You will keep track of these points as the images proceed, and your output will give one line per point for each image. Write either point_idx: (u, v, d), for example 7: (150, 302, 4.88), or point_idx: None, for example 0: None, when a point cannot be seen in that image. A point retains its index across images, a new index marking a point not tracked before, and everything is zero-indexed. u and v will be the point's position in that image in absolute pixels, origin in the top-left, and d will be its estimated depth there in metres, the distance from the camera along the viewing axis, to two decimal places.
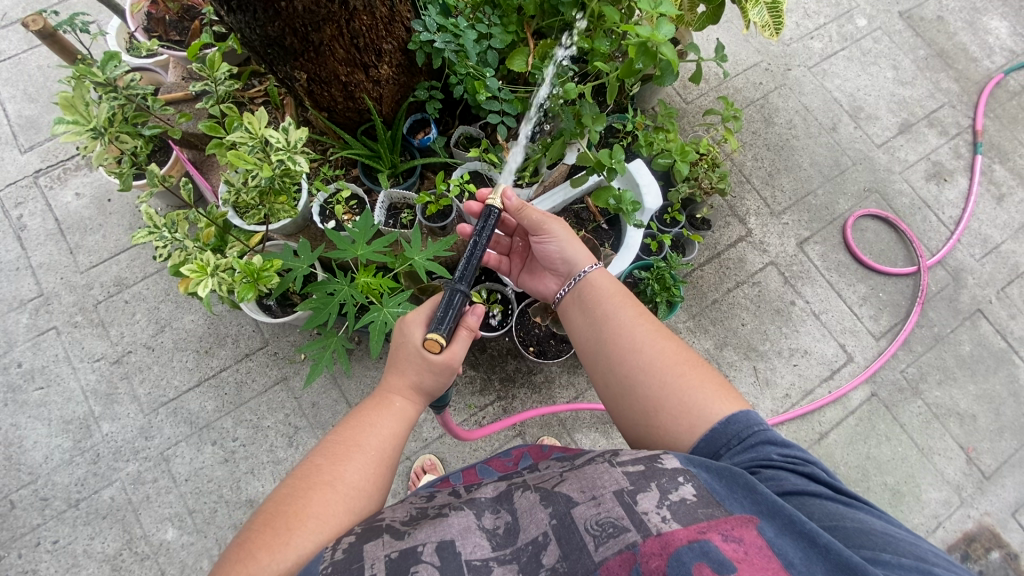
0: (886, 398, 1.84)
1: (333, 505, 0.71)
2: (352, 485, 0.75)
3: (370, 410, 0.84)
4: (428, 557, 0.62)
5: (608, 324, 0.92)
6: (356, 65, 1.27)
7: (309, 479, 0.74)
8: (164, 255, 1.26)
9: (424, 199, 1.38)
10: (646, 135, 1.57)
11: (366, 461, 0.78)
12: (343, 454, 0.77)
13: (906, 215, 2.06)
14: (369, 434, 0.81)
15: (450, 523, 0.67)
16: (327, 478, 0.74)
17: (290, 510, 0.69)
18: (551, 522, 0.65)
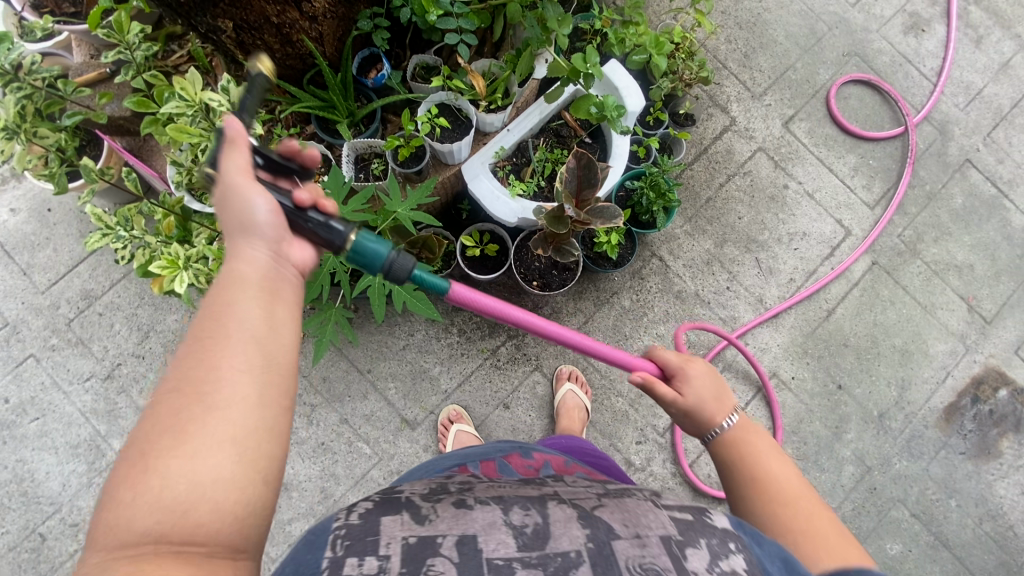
0: (887, 264, 1.85)
1: (193, 448, 0.49)
2: (220, 412, 0.51)
3: (231, 291, 0.58)
4: (448, 550, 0.60)
5: (753, 472, 0.81)
6: (287, 2, 1.08)
7: (161, 402, 0.51)
8: (125, 257, 1.14)
9: (394, 142, 1.27)
10: (616, 32, 1.46)
11: (239, 376, 0.54)
12: (202, 363, 0.53)
13: (888, 75, 1.99)
14: (234, 330, 0.56)
15: (473, 519, 0.64)
16: (181, 403, 0.51)
17: (135, 453, 0.49)
18: (587, 544, 0.62)
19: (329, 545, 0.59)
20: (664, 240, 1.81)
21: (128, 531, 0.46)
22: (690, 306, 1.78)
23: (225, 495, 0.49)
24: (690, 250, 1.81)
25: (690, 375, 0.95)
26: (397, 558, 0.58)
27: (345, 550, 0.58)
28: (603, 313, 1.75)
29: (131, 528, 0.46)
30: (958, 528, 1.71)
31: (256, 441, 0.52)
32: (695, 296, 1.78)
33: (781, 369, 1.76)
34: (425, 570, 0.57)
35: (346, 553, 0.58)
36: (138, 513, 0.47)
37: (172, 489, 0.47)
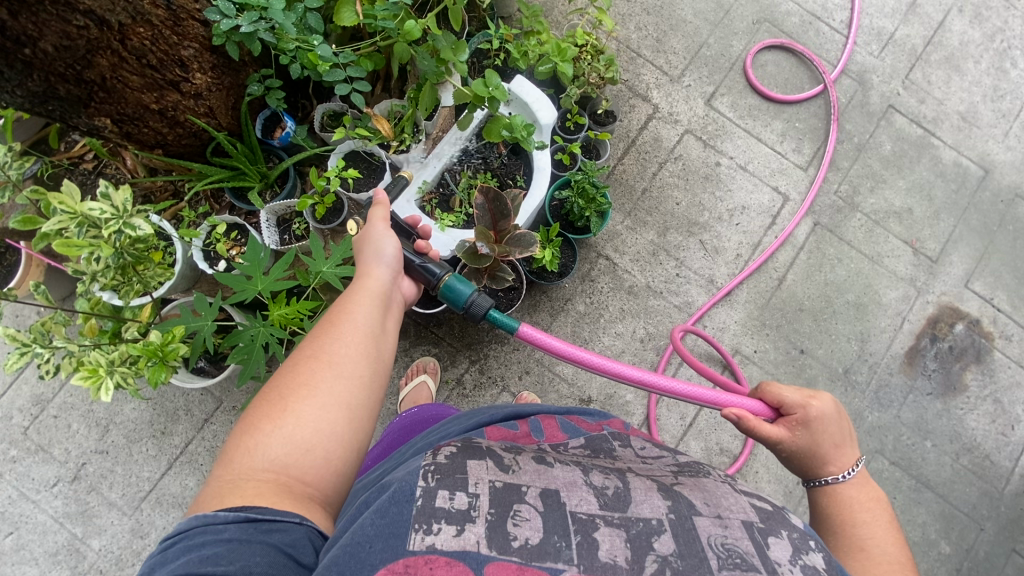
0: (828, 223, 1.88)
1: (315, 415, 0.74)
2: (336, 398, 0.76)
3: (349, 313, 0.87)
4: (532, 499, 0.72)
5: (841, 504, 0.87)
6: (162, 86, 1.07)
7: (296, 372, 0.78)
8: (49, 369, 1.10)
9: (307, 202, 1.25)
10: (518, 47, 1.45)
11: (354, 376, 0.80)
12: (326, 359, 0.80)
13: (800, 35, 2.00)
14: (347, 339, 0.83)
15: (555, 477, 0.77)
16: (313, 378, 0.77)
17: (276, 401, 0.75)
18: (668, 515, 0.71)
19: (423, 477, 0.72)
20: (608, 238, 1.81)
21: (259, 458, 0.70)
22: (645, 298, 1.79)
23: (327, 461, 0.73)
24: (635, 243, 1.81)
25: (812, 416, 0.93)
26: (486, 498, 0.70)
27: (437, 484, 0.70)
28: (560, 321, 1.76)
29: (266, 455, 0.70)
30: (937, 467, 1.74)
31: (356, 407, 0.78)
32: (647, 289, 1.79)
33: (743, 345, 1.78)
34: (514, 513, 0.69)
35: (437, 484, 0.71)
36: (273, 446, 0.71)
37: (300, 438, 0.72)
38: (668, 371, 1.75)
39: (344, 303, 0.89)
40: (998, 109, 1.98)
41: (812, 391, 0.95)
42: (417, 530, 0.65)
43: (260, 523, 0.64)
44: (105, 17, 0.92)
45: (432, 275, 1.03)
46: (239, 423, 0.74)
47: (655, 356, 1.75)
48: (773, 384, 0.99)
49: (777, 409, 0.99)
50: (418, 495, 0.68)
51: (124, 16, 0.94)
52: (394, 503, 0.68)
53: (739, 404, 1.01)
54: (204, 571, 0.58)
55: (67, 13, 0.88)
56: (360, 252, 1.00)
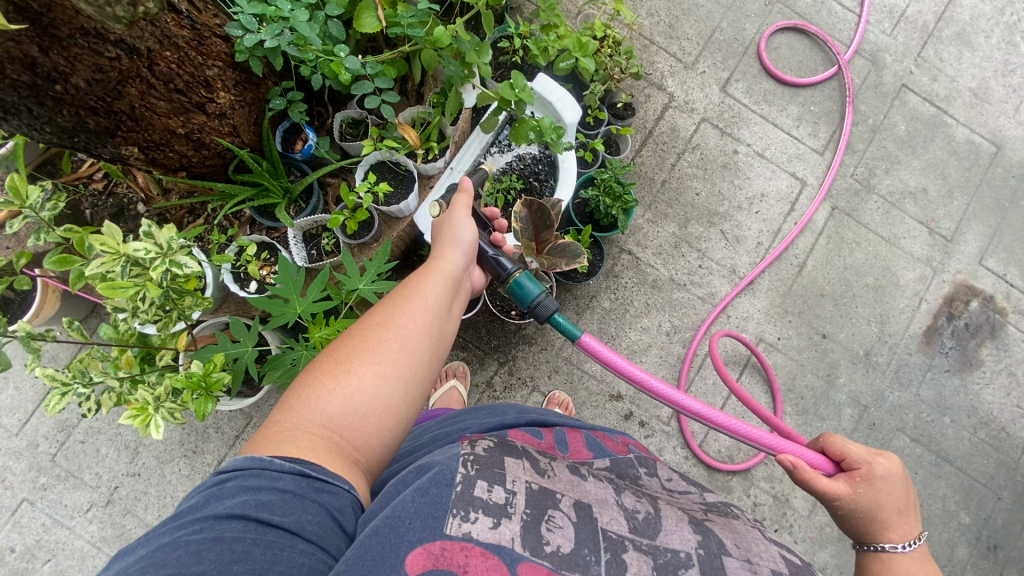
0: (846, 207, 1.88)
1: (376, 381, 0.72)
2: (396, 369, 0.74)
3: (419, 289, 0.84)
4: (566, 507, 0.71)
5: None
6: (188, 108, 1.03)
7: (362, 336, 0.76)
8: (92, 407, 1.09)
9: (338, 218, 1.21)
10: (537, 43, 1.40)
11: (416, 351, 0.77)
12: (391, 327, 0.77)
13: (812, 16, 1.97)
14: (414, 312, 0.80)
15: (587, 491, 0.76)
16: (378, 344, 0.75)
17: (341, 359, 0.73)
18: (697, 550, 0.70)
19: (463, 464, 0.70)
20: (630, 233, 1.80)
21: (318, 413, 0.68)
22: (668, 292, 1.79)
23: (380, 430, 0.71)
24: (656, 237, 1.81)
25: (877, 475, 0.92)
26: (522, 496, 0.69)
27: (477, 472, 0.69)
28: (585, 319, 1.76)
29: (325, 410, 0.68)
30: (955, 441, 1.80)
31: (414, 384, 0.75)
32: (671, 281, 1.80)
33: (767, 332, 1.80)
34: (547, 518, 0.68)
35: (477, 474, 0.69)
36: (333, 404, 0.69)
37: (358, 401, 0.70)
38: (693, 364, 1.76)
39: (417, 279, 0.86)
40: (1008, 84, 1.99)
41: (879, 449, 0.95)
42: (455, 516, 0.64)
43: (313, 480, 0.62)
44: (134, 45, 0.88)
45: (503, 269, 0.97)
46: (305, 374, 0.73)
47: (681, 349, 1.77)
48: (837, 437, 0.98)
49: (838, 463, 0.98)
50: (458, 480, 0.67)
51: (154, 43, 0.90)
52: (434, 483, 0.66)
53: (796, 452, 0.98)
54: (261, 516, 0.57)
55: (98, 45, 0.84)
56: (439, 238, 0.97)
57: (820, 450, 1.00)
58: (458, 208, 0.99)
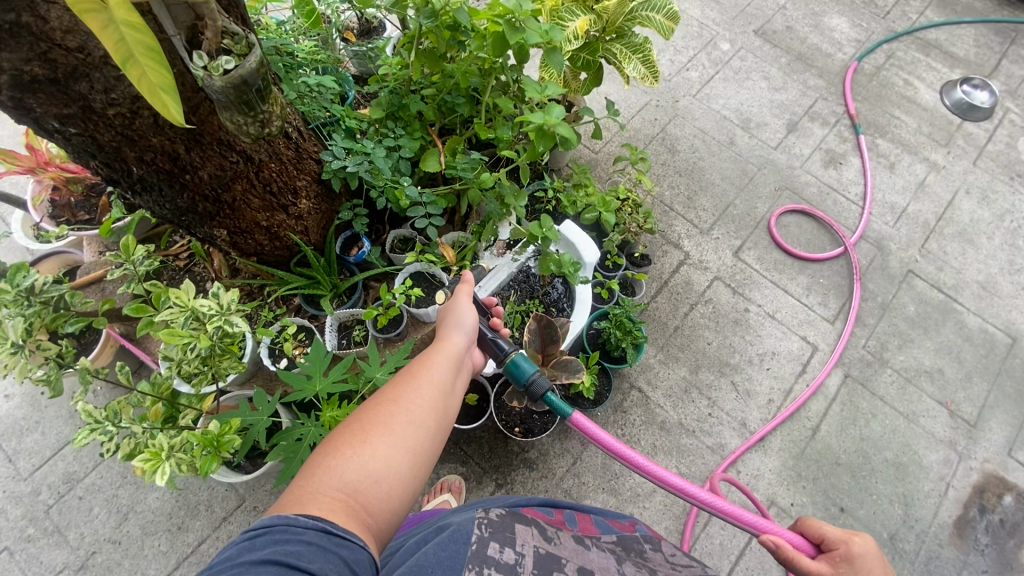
0: (859, 376, 1.91)
1: (390, 450, 0.75)
2: (408, 439, 0.77)
3: (426, 367, 0.88)
4: (570, 572, 0.73)
5: None
6: (274, 208, 1.29)
7: (376, 408, 0.79)
8: (111, 449, 1.17)
9: (373, 313, 1.37)
10: (568, 196, 1.67)
11: (426, 423, 0.80)
12: (403, 401, 0.81)
13: (819, 203, 2.22)
14: (422, 389, 0.84)
15: (589, 559, 0.77)
16: (390, 416, 0.78)
17: (355, 429, 0.76)
18: None
19: (476, 525, 0.73)
20: (641, 370, 1.87)
21: (336, 479, 0.70)
22: (676, 436, 1.79)
23: (390, 498, 0.73)
24: (667, 378, 1.87)
25: (856, 554, 0.93)
26: (530, 558, 0.71)
27: (490, 534, 0.72)
28: (591, 450, 1.76)
29: (341, 477, 0.70)
30: None
31: (422, 454, 0.78)
32: (679, 425, 1.80)
33: (779, 495, 1.73)
34: None
35: (490, 536, 0.72)
36: (350, 470, 0.71)
37: (374, 467, 0.72)
38: (699, 518, 1.69)
39: (423, 358, 0.91)
40: (1016, 282, 2.10)
41: (854, 530, 0.97)
42: (470, 571, 0.65)
43: (333, 535, 0.63)
44: (252, 155, 1.15)
45: (501, 350, 1.03)
46: (323, 444, 0.75)
47: (687, 499, 1.70)
48: (814, 520, 1.02)
49: (818, 547, 1.00)
50: (473, 539, 0.70)
51: (265, 155, 1.17)
52: (453, 541, 0.69)
53: (780, 532, 0.99)
54: (287, 563, 0.59)
55: (227, 151, 1.09)
56: (441, 323, 1.03)
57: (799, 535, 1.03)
58: (460, 296, 1.07)
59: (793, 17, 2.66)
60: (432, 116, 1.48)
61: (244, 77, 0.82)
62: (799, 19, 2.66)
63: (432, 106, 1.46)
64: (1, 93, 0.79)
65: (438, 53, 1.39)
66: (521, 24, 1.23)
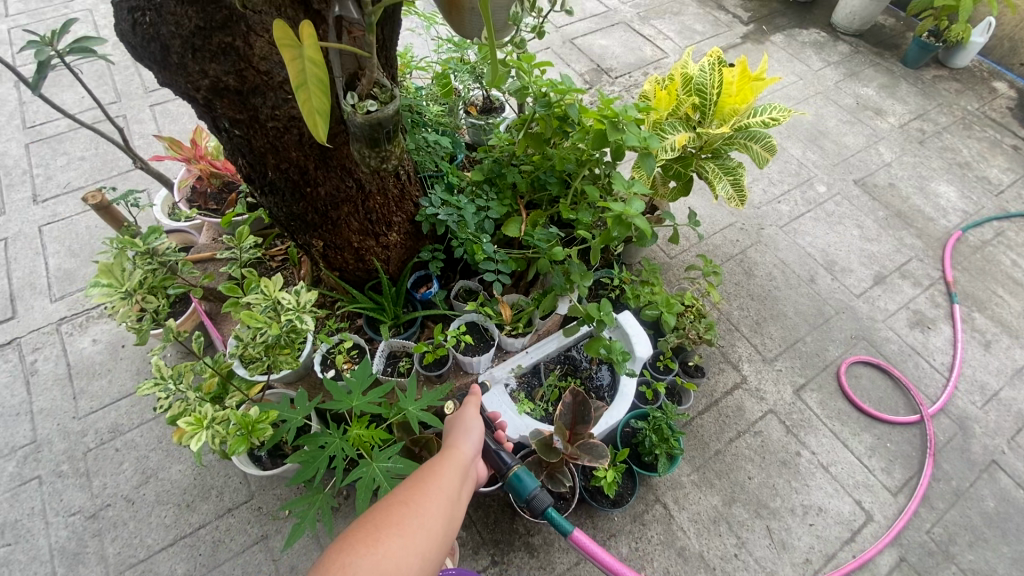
0: (918, 564, 1.68)
1: (401, 552, 0.76)
2: (419, 542, 0.79)
3: (438, 473, 0.93)
4: None
5: None
6: (368, 234, 1.44)
7: (391, 509, 0.82)
8: (164, 406, 1.28)
9: (422, 348, 1.44)
10: (633, 289, 1.71)
11: (436, 528, 0.83)
12: (416, 505, 0.84)
13: (898, 362, 2.09)
14: (435, 493, 0.88)
15: None
16: (403, 518, 0.81)
17: (369, 527, 0.78)
18: None
19: None
20: (670, 485, 1.78)
21: None
22: (693, 568, 1.64)
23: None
24: (696, 502, 1.75)
25: None
26: None
27: None
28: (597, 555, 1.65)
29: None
30: None
31: (430, 557, 0.79)
32: (700, 557, 1.66)
33: None
34: None
35: None
36: (362, 568, 0.72)
37: (386, 567, 0.74)
38: None
39: (434, 465, 0.95)
40: None
41: None
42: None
43: None
44: (365, 186, 1.31)
45: (503, 463, 1.12)
46: (337, 541, 0.76)
47: None
48: None
49: None
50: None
51: (375, 188, 1.34)
52: None
53: None
54: None
55: (345, 177, 1.26)
56: (449, 434, 1.08)
57: None
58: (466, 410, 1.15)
59: (897, 176, 2.67)
60: (524, 188, 1.61)
61: (381, 119, 0.96)
62: (903, 178, 2.67)
63: (526, 180, 1.60)
64: (200, 93, 0.99)
65: (544, 137, 1.54)
66: (623, 126, 1.37)
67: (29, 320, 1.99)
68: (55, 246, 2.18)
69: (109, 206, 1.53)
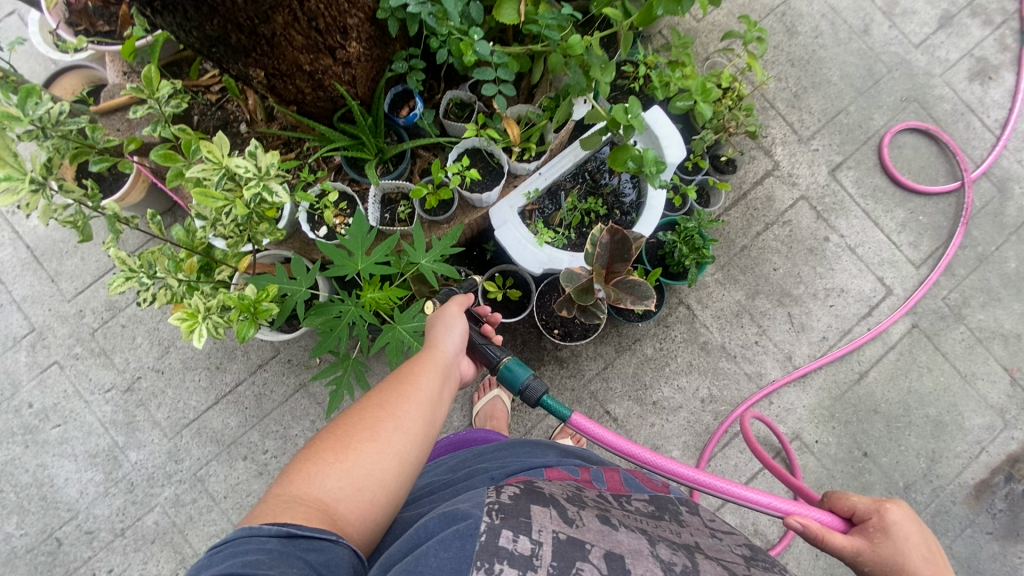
0: (928, 328, 1.76)
1: (376, 456, 0.68)
2: (398, 446, 0.71)
3: (421, 368, 0.82)
4: (596, 559, 0.60)
5: None
6: (319, 49, 1.07)
7: (365, 411, 0.73)
8: (148, 299, 1.11)
9: (423, 191, 1.23)
10: (659, 75, 1.35)
11: (418, 429, 0.74)
12: (396, 406, 0.74)
13: (948, 124, 1.86)
14: (416, 390, 0.77)
15: (619, 541, 0.65)
16: (379, 418, 0.72)
17: (339, 432, 0.70)
18: None
19: (488, 512, 0.62)
20: (694, 287, 1.75)
21: (316, 487, 0.64)
22: (715, 358, 1.72)
23: (372, 510, 0.66)
24: (720, 299, 1.74)
25: (890, 522, 0.89)
26: (549, 547, 0.59)
27: (501, 522, 0.61)
28: (624, 359, 1.71)
29: (320, 486, 0.64)
30: None
31: (410, 462, 0.71)
32: (722, 348, 1.73)
33: (805, 431, 1.70)
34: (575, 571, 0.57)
35: (502, 523, 0.61)
36: (331, 478, 0.65)
37: (358, 474, 0.66)
38: (721, 439, 1.68)
39: (414, 361, 0.84)
40: None
41: (887, 497, 0.93)
42: (478, 570, 0.54)
43: (299, 540, 0.58)
44: None
45: (490, 357, 0.98)
46: (307, 447, 0.69)
47: (712, 420, 1.69)
48: (843, 493, 0.98)
49: (849, 520, 0.95)
50: (482, 530, 0.59)
51: None
52: (456, 535, 0.58)
53: (806, 514, 0.94)
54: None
55: None
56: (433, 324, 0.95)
57: (828, 509, 0.98)
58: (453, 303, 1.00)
59: None
60: None
61: None
62: None
63: None
64: None
65: None
66: None
67: None
68: None
69: None
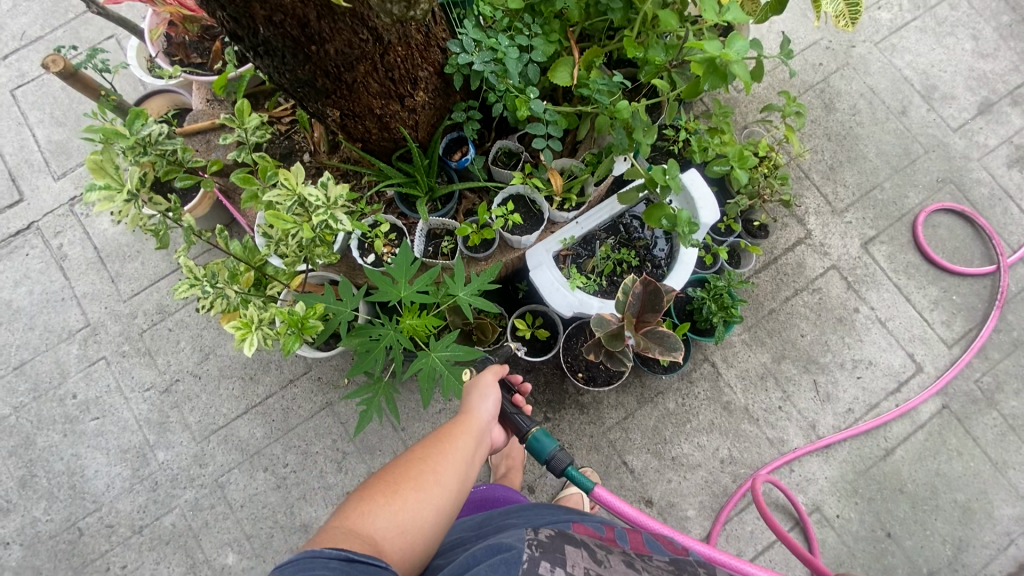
0: (958, 411, 1.73)
1: (420, 504, 0.78)
2: (438, 498, 0.80)
3: (460, 430, 0.92)
4: None
5: None
6: (391, 96, 1.19)
7: (411, 463, 0.83)
8: (207, 307, 1.18)
9: (467, 229, 1.30)
10: (699, 140, 1.43)
11: (455, 485, 0.84)
12: (439, 462, 0.84)
13: (985, 208, 1.88)
14: (456, 449, 0.88)
15: None
16: (425, 471, 0.82)
17: (390, 479, 0.80)
18: None
19: (528, 544, 0.72)
20: (720, 346, 1.77)
21: (368, 524, 0.73)
22: (737, 419, 1.72)
23: (412, 551, 0.75)
24: (745, 360, 1.75)
25: None
26: None
27: (541, 554, 0.70)
28: (645, 411, 1.72)
29: (372, 524, 0.73)
30: None
31: (445, 514, 0.81)
32: (744, 410, 1.72)
33: (826, 504, 1.66)
34: None
35: (541, 555, 0.70)
36: (381, 519, 0.74)
37: (404, 518, 0.76)
38: (737, 503, 1.65)
39: (454, 423, 0.94)
40: None
41: None
42: None
43: (354, 564, 0.66)
44: (382, 36, 1.04)
45: (520, 425, 1.08)
46: (360, 489, 0.79)
47: (730, 483, 1.66)
48: None
49: None
50: (523, 559, 0.68)
51: (395, 37, 1.07)
52: (503, 562, 0.67)
53: None
54: None
55: (359, 27, 1.00)
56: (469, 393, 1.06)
57: None
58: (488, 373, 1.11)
59: None
60: (577, 17, 1.24)
61: None
62: None
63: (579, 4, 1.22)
64: None
65: None
66: None
67: (39, 202, 1.87)
68: (36, 113, 1.93)
69: (76, 72, 1.26)
